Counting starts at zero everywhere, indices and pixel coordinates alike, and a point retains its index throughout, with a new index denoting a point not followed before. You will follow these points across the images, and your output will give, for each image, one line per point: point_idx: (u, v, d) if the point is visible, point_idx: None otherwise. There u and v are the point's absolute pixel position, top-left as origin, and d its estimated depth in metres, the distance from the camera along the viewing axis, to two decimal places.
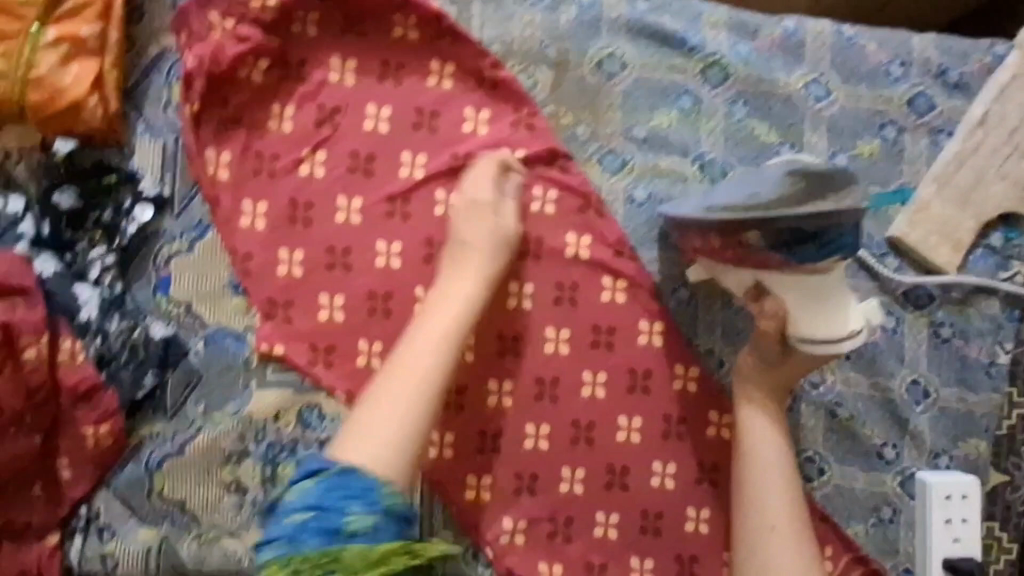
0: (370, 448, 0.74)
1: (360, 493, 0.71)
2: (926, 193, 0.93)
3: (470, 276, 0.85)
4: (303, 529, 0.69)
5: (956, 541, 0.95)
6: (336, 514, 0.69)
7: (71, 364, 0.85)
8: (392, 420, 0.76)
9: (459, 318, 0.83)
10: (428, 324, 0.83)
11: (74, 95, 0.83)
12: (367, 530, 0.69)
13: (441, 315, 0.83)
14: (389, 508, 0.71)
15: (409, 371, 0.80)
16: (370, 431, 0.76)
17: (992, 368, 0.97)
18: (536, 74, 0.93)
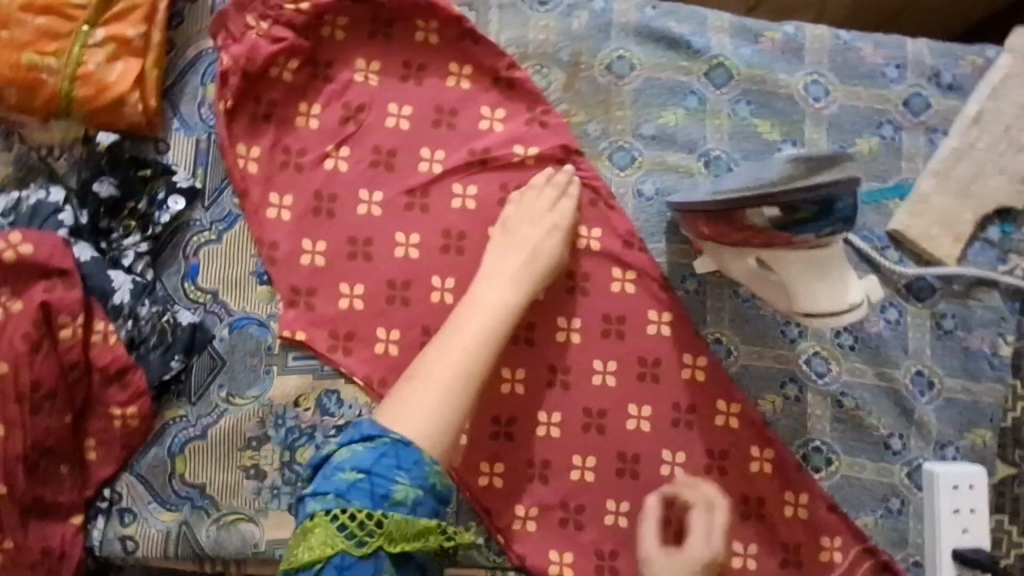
0: (421, 422, 0.75)
1: (409, 466, 0.72)
2: (925, 185, 0.98)
3: (506, 279, 0.89)
4: (354, 489, 0.71)
5: (965, 532, 0.95)
6: (385, 482, 0.71)
7: (104, 345, 0.88)
8: (443, 401, 0.77)
9: (501, 313, 0.86)
10: (479, 311, 0.85)
11: (118, 90, 0.90)
12: (410, 502, 0.72)
13: (488, 310, 0.86)
14: (433, 485, 0.73)
15: (458, 351, 0.81)
16: (426, 405, 0.76)
17: (995, 359, 0.99)
18: (551, 74, 1.00)
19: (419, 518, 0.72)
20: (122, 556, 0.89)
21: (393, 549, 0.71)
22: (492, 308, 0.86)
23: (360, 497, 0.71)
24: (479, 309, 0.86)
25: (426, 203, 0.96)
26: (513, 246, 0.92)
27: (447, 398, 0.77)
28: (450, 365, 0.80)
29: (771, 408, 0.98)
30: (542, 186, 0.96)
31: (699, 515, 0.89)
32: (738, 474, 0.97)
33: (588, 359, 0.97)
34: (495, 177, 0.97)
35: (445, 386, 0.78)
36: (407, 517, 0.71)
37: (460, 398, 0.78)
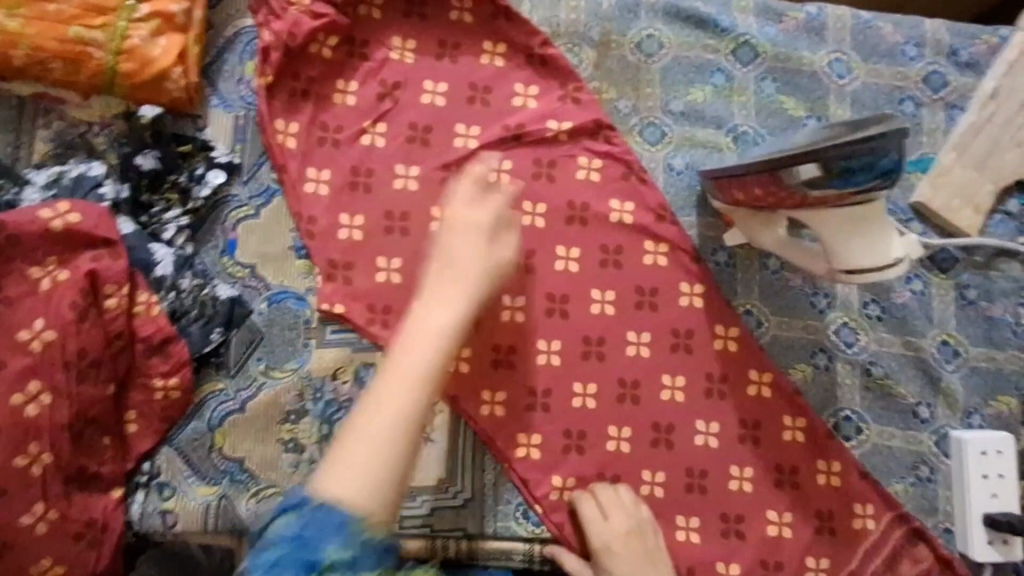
0: (344, 482, 0.60)
1: (336, 533, 0.59)
2: (946, 159, 1.01)
3: (451, 290, 0.74)
4: (280, 562, 0.60)
5: (995, 497, 0.97)
6: (314, 547, 0.59)
7: (147, 316, 0.89)
8: (373, 456, 0.61)
9: (443, 334, 0.68)
10: (423, 327, 0.69)
11: (162, 65, 0.92)
12: (347, 562, 0.60)
13: (430, 330, 0.68)
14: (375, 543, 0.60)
15: (400, 380, 0.64)
16: (351, 457, 0.61)
17: (1018, 328, 1.01)
18: (581, 53, 1.03)
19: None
20: (161, 531, 0.89)
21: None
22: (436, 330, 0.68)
23: (288, 568, 0.59)
24: (418, 330, 0.68)
25: (462, 177, 0.98)
26: (451, 241, 0.79)
27: (379, 449, 0.61)
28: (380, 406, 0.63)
29: (802, 376, 1.00)
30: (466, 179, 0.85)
31: (591, 505, 0.92)
32: (771, 443, 0.98)
33: (621, 329, 0.98)
34: (529, 152, 0.99)
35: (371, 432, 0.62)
36: None
37: (391, 447, 0.61)
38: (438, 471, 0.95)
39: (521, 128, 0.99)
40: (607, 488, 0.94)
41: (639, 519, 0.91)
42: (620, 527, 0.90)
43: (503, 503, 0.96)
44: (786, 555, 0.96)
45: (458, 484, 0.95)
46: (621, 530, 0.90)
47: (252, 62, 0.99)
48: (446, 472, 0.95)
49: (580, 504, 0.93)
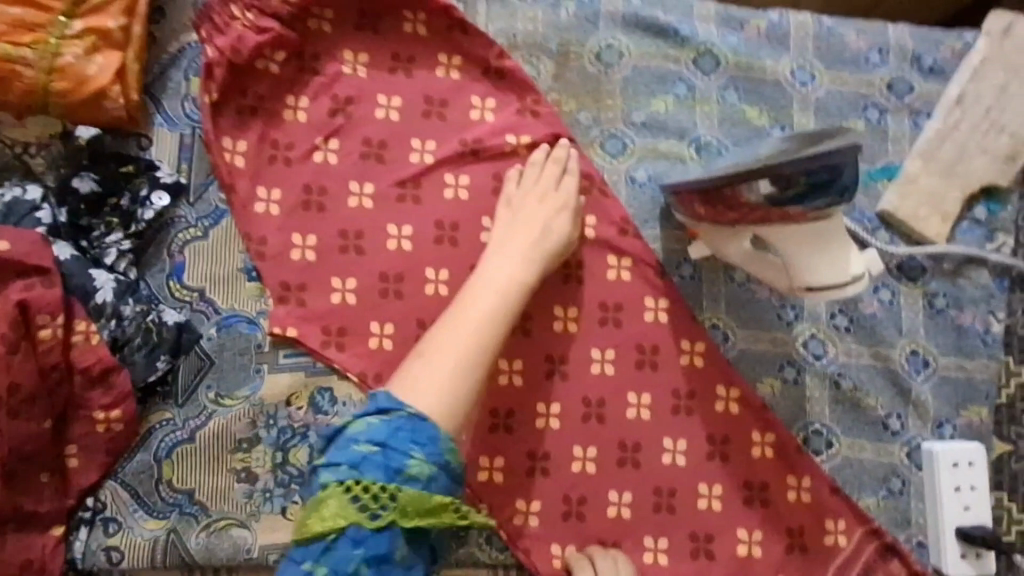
0: (434, 400, 0.79)
1: (424, 442, 0.76)
2: (912, 166, 0.99)
3: (516, 253, 0.89)
4: (368, 462, 0.75)
5: (967, 509, 0.95)
6: (400, 456, 0.75)
7: (86, 346, 0.85)
8: (455, 385, 0.80)
9: (512, 290, 0.87)
10: (488, 286, 0.86)
11: (98, 84, 0.88)
12: (424, 477, 0.76)
13: (498, 289, 0.86)
14: (450, 463, 0.78)
15: (464, 326, 0.84)
16: (436, 382, 0.80)
17: (987, 335, 1.00)
18: (540, 64, 1.00)
19: (433, 494, 0.76)
20: (107, 568, 0.85)
21: (404, 521, 0.75)
22: (506, 287, 0.87)
23: (374, 469, 0.75)
24: (490, 286, 0.86)
25: (418, 194, 0.95)
26: (518, 217, 0.92)
27: (459, 377, 0.81)
28: (460, 346, 0.82)
29: (770, 391, 0.98)
30: (551, 162, 0.94)
31: (587, 574, 0.88)
32: (741, 459, 0.96)
33: (585, 346, 0.96)
34: (488, 166, 0.97)
35: (451, 365, 0.81)
36: (420, 492, 0.76)
37: (465, 380, 0.81)
38: None
39: (479, 142, 0.96)
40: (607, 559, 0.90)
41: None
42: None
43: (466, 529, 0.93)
44: (756, 574, 0.94)
45: None
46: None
47: (198, 78, 0.95)
48: None
49: (580, 572, 0.89)
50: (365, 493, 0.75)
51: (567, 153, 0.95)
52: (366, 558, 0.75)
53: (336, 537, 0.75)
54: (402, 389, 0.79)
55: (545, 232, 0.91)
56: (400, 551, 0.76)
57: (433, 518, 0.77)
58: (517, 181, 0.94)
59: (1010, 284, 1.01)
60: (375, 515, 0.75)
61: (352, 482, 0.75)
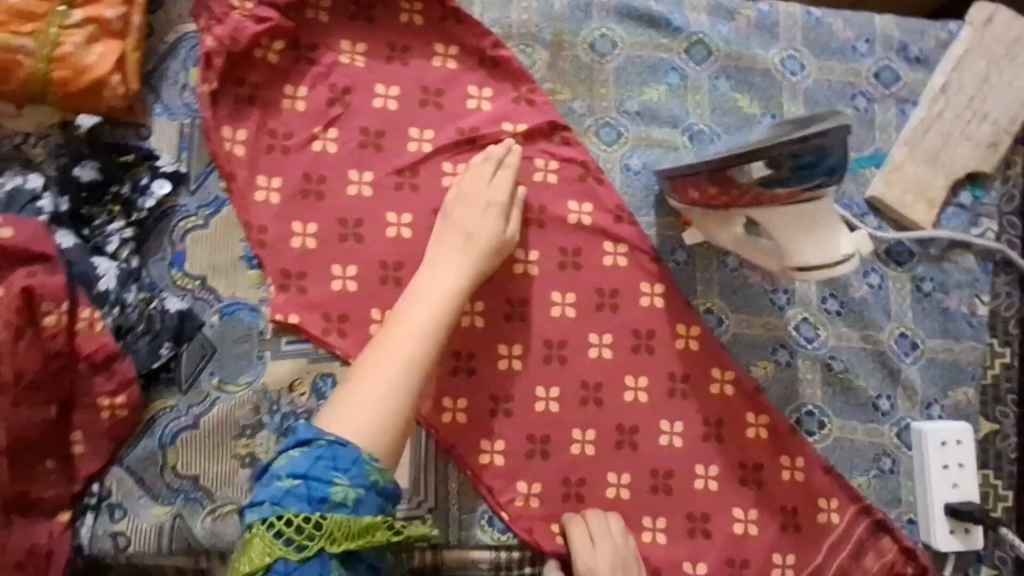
0: (359, 426, 0.76)
1: (347, 467, 0.74)
2: (899, 154, 1.02)
3: (450, 268, 0.88)
4: (289, 495, 0.72)
5: (955, 487, 0.98)
6: (322, 485, 0.72)
7: (90, 333, 0.86)
8: (383, 405, 0.78)
9: (446, 303, 0.86)
10: (420, 302, 0.85)
11: (98, 73, 0.89)
12: (351, 501, 0.73)
13: (430, 303, 0.85)
14: (378, 484, 0.75)
15: (394, 343, 0.82)
16: (363, 403, 0.78)
17: (973, 318, 1.03)
18: (535, 54, 1.02)
19: (361, 517, 0.73)
20: (112, 554, 0.86)
21: (335, 548, 0.72)
22: (438, 302, 0.85)
23: (298, 501, 0.72)
24: (422, 300, 0.85)
25: (417, 182, 0.97)
26: (455, 229, 0.91)
27: (389, 398, 0.78)
28: (390, 367, 0.80)
29: (764, 373, 1.00)
30: (488, 162, 0.94)
31: (579, 530, 0.91)
32: (737, 440, 0.98)
33: (582, 331, 0.98)
34: (485, 154, 0.98)
35: (380, 387, 0.79)
36: (348, 518, 0.73)
37: (395, 400, 0.79)
38: (405, 482, 0.92)
39: (476, 130, 0.98)
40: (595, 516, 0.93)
41: (624, 551, 0.90)
42: (607, 556, 0.89)
43: (468, 512, 0.94)
44: (752, 552, 0.96)
45: (423, 495, 0.93)
46: (606, 561, 0.88)
47: (196, 68, 0.96)
48: (412, 482, 0.93)
49: (571, 529, 0.91)
50: (291, 524, 0.71)
51: (504, 151, 0.95)
52: None
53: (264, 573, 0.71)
54: (327, 418, 0.77)
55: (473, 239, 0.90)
56: None
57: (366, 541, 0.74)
58: (456, 188, 0.94)
59: (994, 269, 1.04)
60: (302, 546, 0.71)
61: (274, 517, 0.72)
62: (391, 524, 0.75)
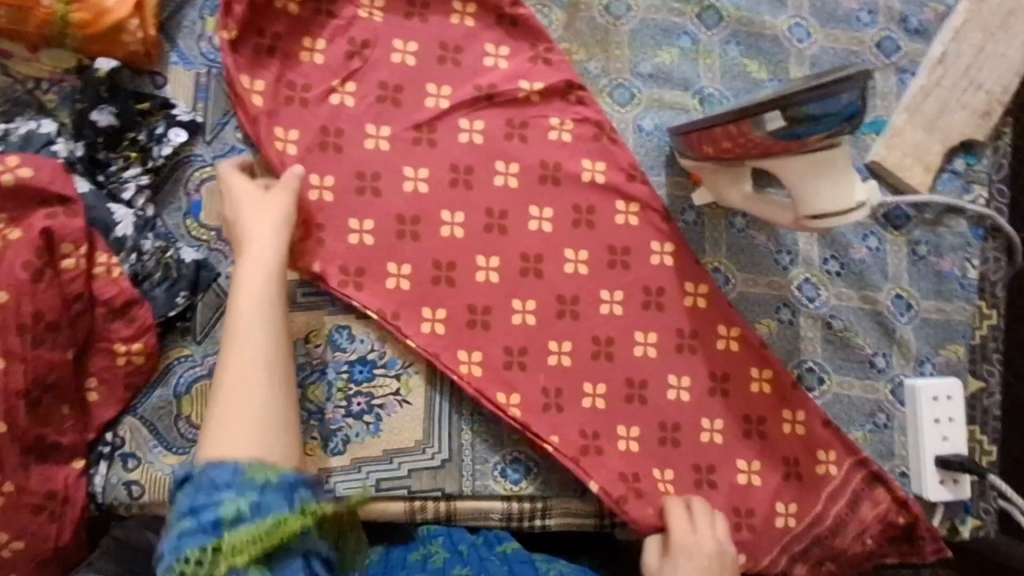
0: (238, 441, 0.72)
1: (227, 484, 0.69)
2: (898, 121, 1.06)
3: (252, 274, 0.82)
4: (182, 536, 0.67)
5: (945, 440, 1.03)
6: (210, 508, 0.68)
7: (107, 278, 0.85)
8: (260, 419, 0.74)
9: (262, 315, 0.80)
10: (245, 325, 0.79)
11: (117, 15, 0.87)
12: (248, 510, 0.68)
13: (256, 311, 0.80)
14: (272, 482, 0.71)
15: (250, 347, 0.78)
16: (229, 433, 0.72)
17: (964, 281, 1.07)
18: (551, 14, 1.03)
19: (266, 520, 0.68)
20: (126, 503, 0.86)
21: (245, 562, 0.66)
22: (260, 310, 0.80)
23: (192, 540, 0.67)
24: (256, 316, 0.79)
25: (434, 137, 0.98)
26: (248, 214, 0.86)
27: (261, 440, 0.73)
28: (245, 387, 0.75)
29: (767, 331, 1.03)
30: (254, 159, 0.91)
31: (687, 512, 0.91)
32: (741, 395, 1.01)
33: (596, 286, 0.99)
34: (501, 110, 0.99)
35: (251, 392, 0.75)
36: (252, 528, 0.67)
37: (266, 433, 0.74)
38: (417, 433, 0.95)
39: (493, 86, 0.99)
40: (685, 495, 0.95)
41: (724, 545, 0.88)
42: (705, 541, 0.88)
43: (481, 462, 0.96)
44: (755, 500, 0.99)
45: (433, 445, 0.95)
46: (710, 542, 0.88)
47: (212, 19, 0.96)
48: (423, 434, 0.95)
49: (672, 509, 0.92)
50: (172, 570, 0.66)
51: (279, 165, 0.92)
52: None
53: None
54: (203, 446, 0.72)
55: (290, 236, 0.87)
56: None
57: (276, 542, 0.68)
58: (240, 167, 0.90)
59: (984, 234, 1.08)
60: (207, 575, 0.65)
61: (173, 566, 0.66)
62: (305, 511, 0.71)
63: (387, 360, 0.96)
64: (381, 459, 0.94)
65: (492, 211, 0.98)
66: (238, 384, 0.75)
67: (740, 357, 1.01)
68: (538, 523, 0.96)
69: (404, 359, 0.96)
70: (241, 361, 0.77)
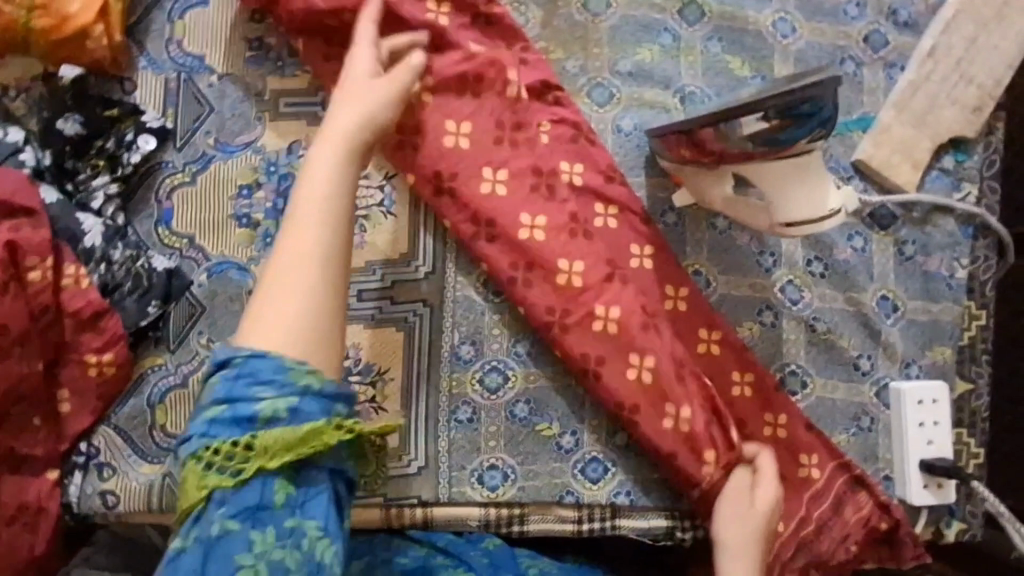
0: (281, 333, 0.66)
1: (270, 379, 0.65)
2: (886, 117, 1.03)
3: (325, 157, 0.73)
4: (217, 422, 0.65)
5: (930, 444, 1.01)
6: (245, 404, 0.64)
7: (75, 289, 0.84)
8: (308, 312, 0.67)
9: (332, 201, 0.71)
10: (310, 208, 0.70)
11: (82, 21, 0.86)
12: (284, 414, 0.64)
13: (325, 195, 0.71)
14: (311, 390, 0.66)
15: (311, 231, 0.70)
16: (275, 321, 0.66)
17: (952, 281, 1.05)
18: (527, 12, 1.01)
19: (301, 426, 0.64)
20: (102, 512, 0.86)
21: (274, 467, 0.64)
22: (328, 195, 0.71)
23: (225, 428, 0.65)
24: (324, 199, 0.71)
25: (419, 144, 0.95)
26: (338, 103, 0.78)
27: (304, 339, 0.66)
28: (297, 273, 0.68)
29: (749, 334, 1.02)
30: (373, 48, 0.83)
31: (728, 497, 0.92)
32: (726, 399, 0.99)
33: (590, 292, 0.95)
34: (487, 110, 0.97)
35: (303, 282, 0.68)
36: (286, 430, 0.64)
37: (311, 327, 0.67)
38: (393, 440, 0.95)
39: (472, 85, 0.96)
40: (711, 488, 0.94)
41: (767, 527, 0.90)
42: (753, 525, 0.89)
43: (458, 468, 0.96)
44: None
45: (410, 451, 0.95)
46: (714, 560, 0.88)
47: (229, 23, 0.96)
48: (400, 441, 0.95)
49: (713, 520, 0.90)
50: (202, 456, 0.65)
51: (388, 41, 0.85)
52: (232, 516, 0.63)
53: (202, 510, 0.64)
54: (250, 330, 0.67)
55: (371, 121, 0.77)
56: (279, 499, 0.64)
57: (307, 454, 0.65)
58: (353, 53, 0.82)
59: (974, 232, 1.05)
60: (235, 472, 0.63)
61: (203, 452, 0.64)
62: (341, 425, 0.66)
63: (362, 367, 0.95)
64: None
65: (479, 219, 0.95)
66: (290, 267, 0.68)
67: (720, 362, 0.99)
68: (518, 526, 0.95)
69: (379, 366, 0.96)
70: (297, 245, 0.69)
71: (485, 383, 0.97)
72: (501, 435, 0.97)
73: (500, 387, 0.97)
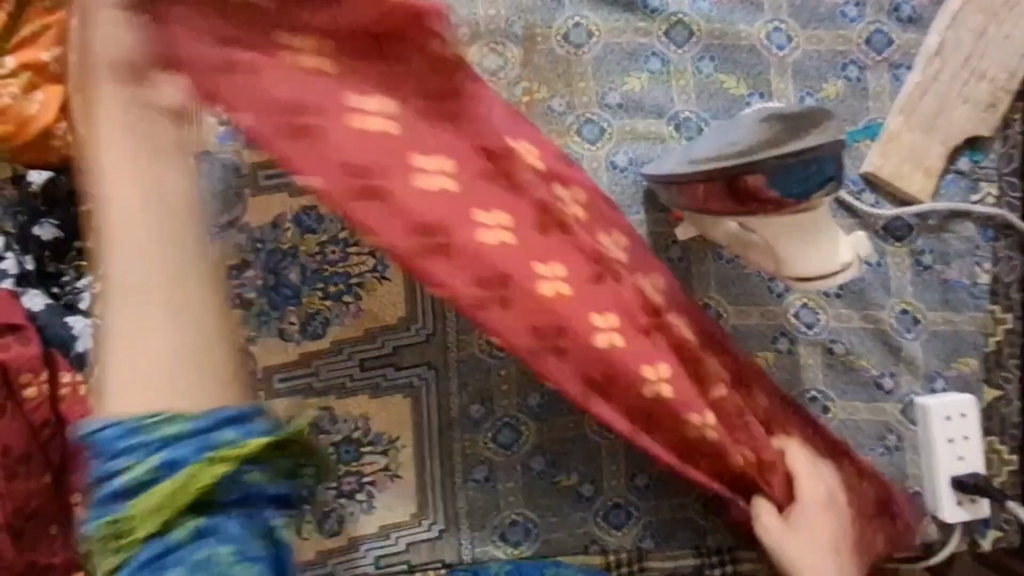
0: (133, 394, 0.47)
1: (125, 437, 0.44)
2: (894, 124, 0.97)
3: (131, 113, 0.51)
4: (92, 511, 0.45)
5: (961, 459, 0.97)
6: (105, 474, 0.44)
7: (73, 398, 0.80)
8: (174, 337, 0.48)
9: (154, 184, 0.50)
10: (114, 199, 0.50)
11: (44, 119, 0.86)
12: (161, 467, 0.44)
13: (136, 166, 0.50)
14: (180, 430, 0.45)
15: (128, 233, 0.49)
16: (123, 375, 0.47)
17: (975, 289, 0.99)
18: (506, 51, 0.96)
19: (185, 470, 0.45)
20: None
21: (159, 527, 0.45)
22: (142, 172, 0.50)
23: (96, 511, 0.44)
24: (138, 179, 0.50)
25: None
26: (93, 44, 0.52)
27: (187, 390, 0.47)
28: (143, 300, 0.48)
29: (766, 364, 0.97)
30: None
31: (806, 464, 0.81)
32: (757, 401, 0.84)
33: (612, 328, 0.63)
34: (420, 78, 0.63)
35: (149, 312, 0.48)
36: (156, 486, 0.44)
37: (177, 351, 0.48)
38: (412, 506, 0.93)
39: (392, 40, 0.61)
40: (796, 456, 0.81)
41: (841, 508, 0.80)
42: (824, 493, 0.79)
43: (480, 528, 0.93)
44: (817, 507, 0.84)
45: (430, 515, 0.93)
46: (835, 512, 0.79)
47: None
48: (419, 506, 0.93)
49: (792, 457, 0.80)
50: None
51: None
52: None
53: None
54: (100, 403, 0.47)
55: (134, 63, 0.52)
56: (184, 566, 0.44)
57: (193, 499, 0.45)
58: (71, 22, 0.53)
59: (994, 234, 1.00)
60: (115, 550, 0.44)
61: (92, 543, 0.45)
62: (224, 454, 0.46)
63: (373, 437, 0.93)
64: (377, 536, 0.92)
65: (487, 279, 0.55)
66: (127, 296, 0.48)
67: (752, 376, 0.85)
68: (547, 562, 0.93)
69: (390, 435, 0.93)
70: (121, 270, 0.49)
71: (498, 441, 0.95)
72: (519, 490, 0.94)
73: (514, 443, 0.95)
